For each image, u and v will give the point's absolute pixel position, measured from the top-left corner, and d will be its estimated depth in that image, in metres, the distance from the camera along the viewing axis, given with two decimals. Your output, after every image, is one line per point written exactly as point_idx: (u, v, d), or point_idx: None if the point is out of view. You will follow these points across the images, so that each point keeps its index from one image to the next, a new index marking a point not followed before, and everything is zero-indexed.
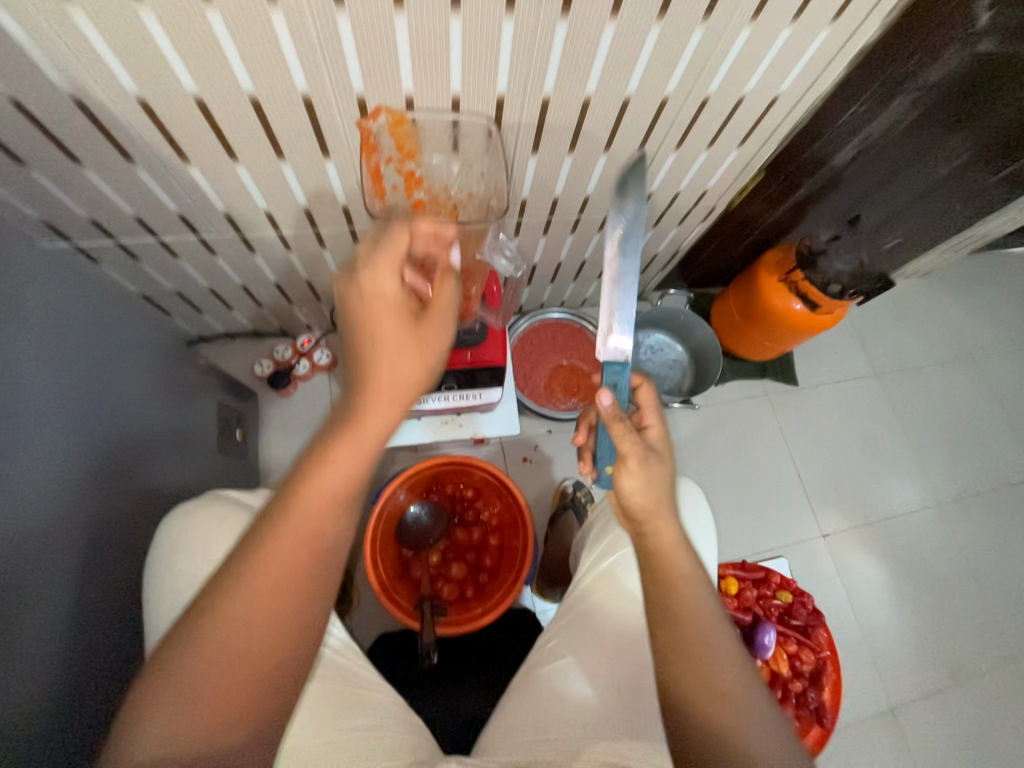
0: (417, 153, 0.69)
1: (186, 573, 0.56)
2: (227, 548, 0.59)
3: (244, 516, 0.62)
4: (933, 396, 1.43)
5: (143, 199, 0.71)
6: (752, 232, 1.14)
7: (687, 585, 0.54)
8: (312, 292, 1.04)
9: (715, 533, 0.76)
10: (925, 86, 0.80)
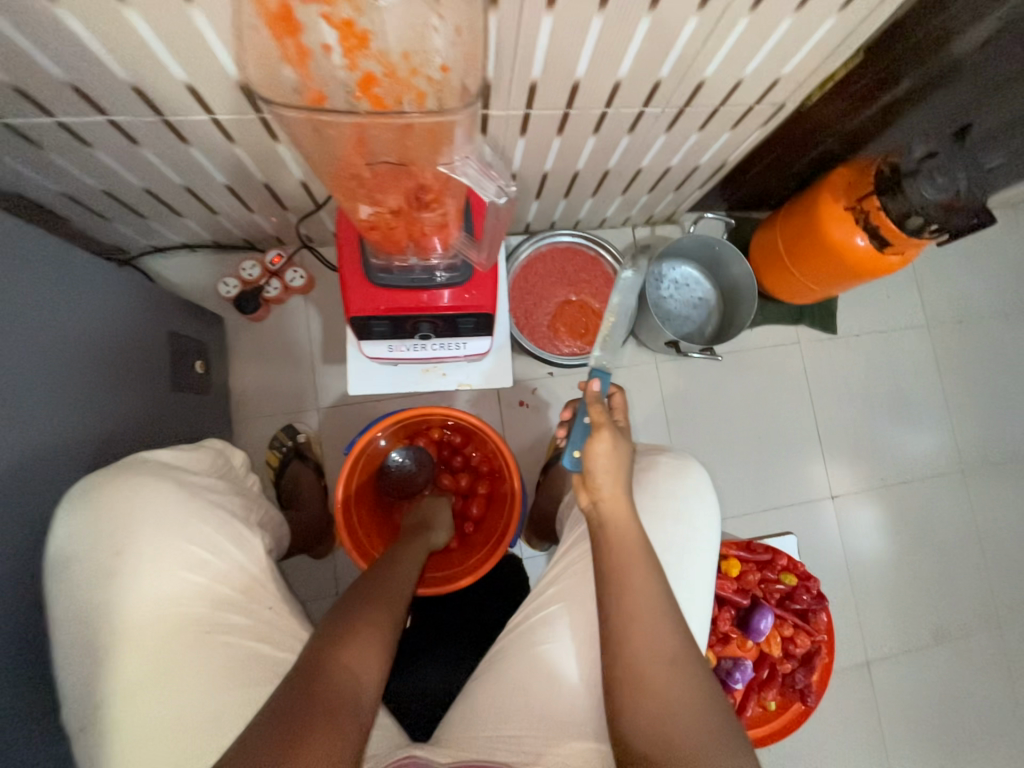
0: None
1: (105, 566, 0.49)
2: (147, 537, 0.51)
3: (164, 490, 0.53)
4: (988, 352, 1.27)
5: (14, 58, 0.53)
6: (823, 142, 0.90)
7: (636, 567, 0.52)
8: (275, 198, 0.86)
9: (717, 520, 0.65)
10: None
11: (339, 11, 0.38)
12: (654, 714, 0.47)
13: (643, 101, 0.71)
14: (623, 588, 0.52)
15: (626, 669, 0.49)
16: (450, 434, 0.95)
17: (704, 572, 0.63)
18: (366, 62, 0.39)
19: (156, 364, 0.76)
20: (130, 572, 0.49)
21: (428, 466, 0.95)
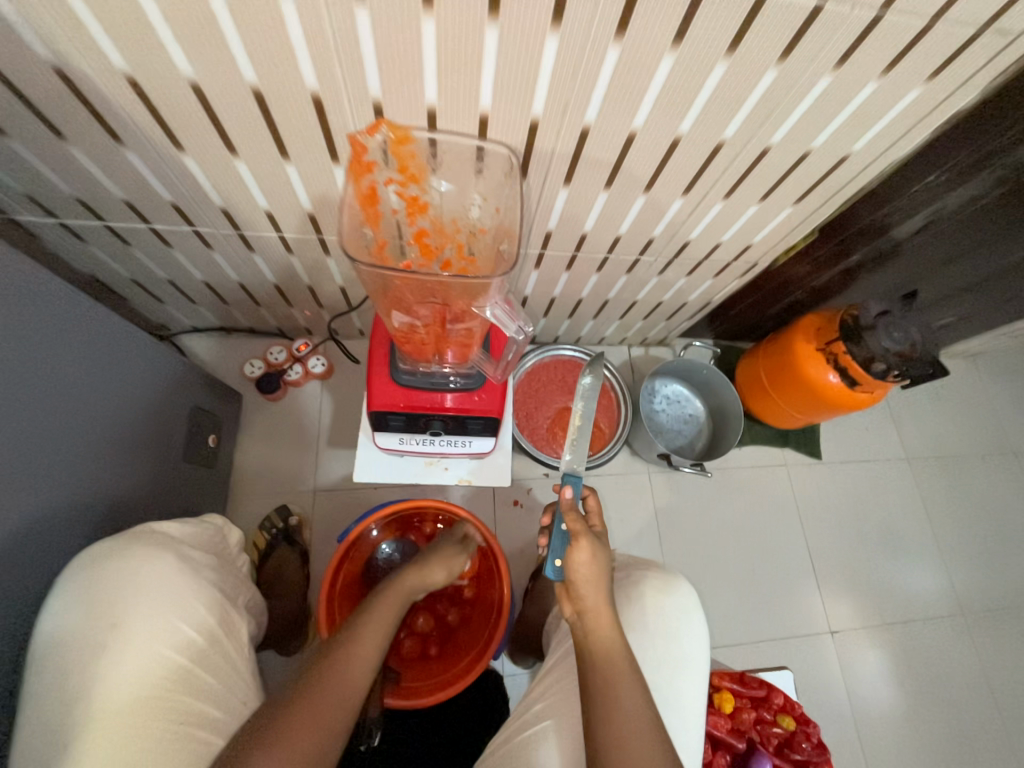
0: (424, 176, 0.57)
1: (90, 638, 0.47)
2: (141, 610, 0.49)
3: (166, 563, 0.53)
4: (968, 490, 1.31)
5: (132, 183, 0.64)
6: (792, 294, 1.05)
7: (621, 688, 0.52)
8: (314, 298, 0.97)
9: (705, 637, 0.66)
10: (1015, 164, 0.69)
11: (409, 190, 0.57)
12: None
13: (638, 251, 0.84)
14: (610, 714, 0.51)
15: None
16: (440, 526, 0.91)
17: (691, 694, 0.63)
18: (427, 225, 0.59)
19: (172, 438, 0.80)
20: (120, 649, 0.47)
21: None
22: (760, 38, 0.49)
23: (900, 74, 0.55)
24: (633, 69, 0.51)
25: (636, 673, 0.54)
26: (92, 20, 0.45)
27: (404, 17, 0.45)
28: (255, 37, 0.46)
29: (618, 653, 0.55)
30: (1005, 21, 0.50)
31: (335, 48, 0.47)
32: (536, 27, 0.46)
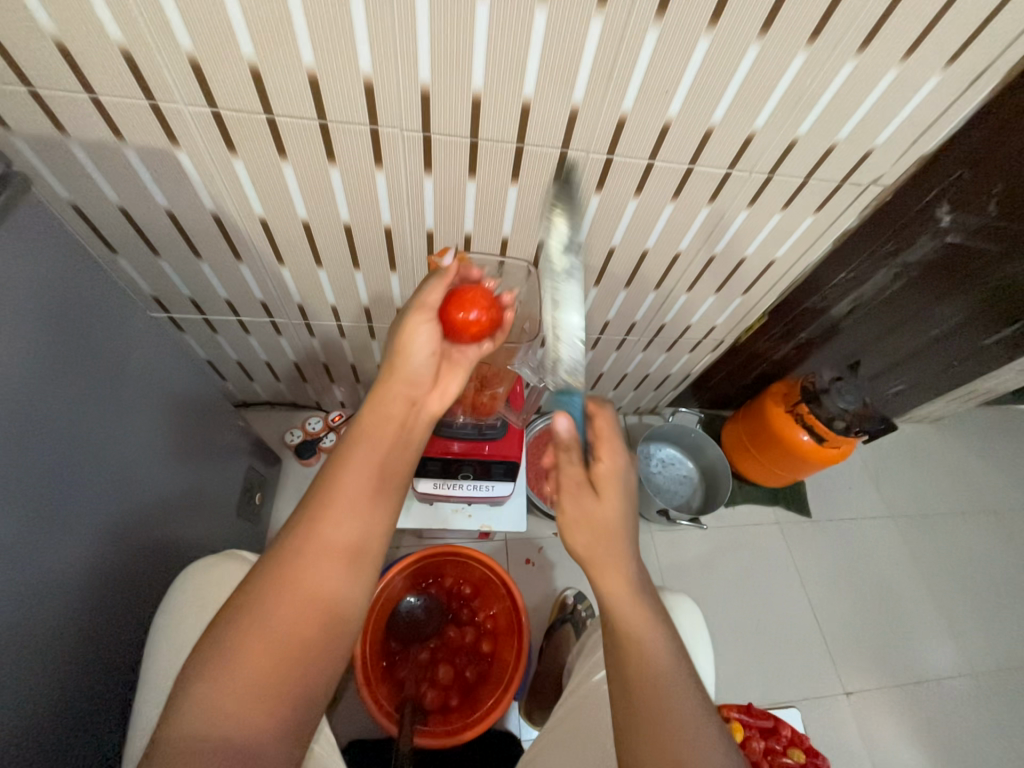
0: None
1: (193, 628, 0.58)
2: None
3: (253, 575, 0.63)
4: (956, 546, 1.38)
5: (236, 286, 0.84)
6: (759, 366, 1.22)
7: (637, 627, 0.53)
8: (353, 374, 1.14)
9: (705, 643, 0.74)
10: (906, 264, 0.90)
11: None
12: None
13: (625, 332, 1.04)
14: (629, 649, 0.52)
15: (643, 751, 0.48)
16: (461, 584, 0.99)
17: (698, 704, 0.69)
18: None
19: (229, 495, 0.91)
20: None
21: (437, 617, 0.97)
22: (693, 191, 0.71)
23: (795, 210, 0.77)
24: (610, 208, 0.73)
25: (653, 609, 0.54)
26: (248, 186, 0.67)
27: (455, 181, 0.67)
28: (353, 193, 0.68)
29: (630, 584, 0.54)
30: (859, 178, 0.72)
31: (406, 198, 0.69)
32: (542, 184, 0.68)
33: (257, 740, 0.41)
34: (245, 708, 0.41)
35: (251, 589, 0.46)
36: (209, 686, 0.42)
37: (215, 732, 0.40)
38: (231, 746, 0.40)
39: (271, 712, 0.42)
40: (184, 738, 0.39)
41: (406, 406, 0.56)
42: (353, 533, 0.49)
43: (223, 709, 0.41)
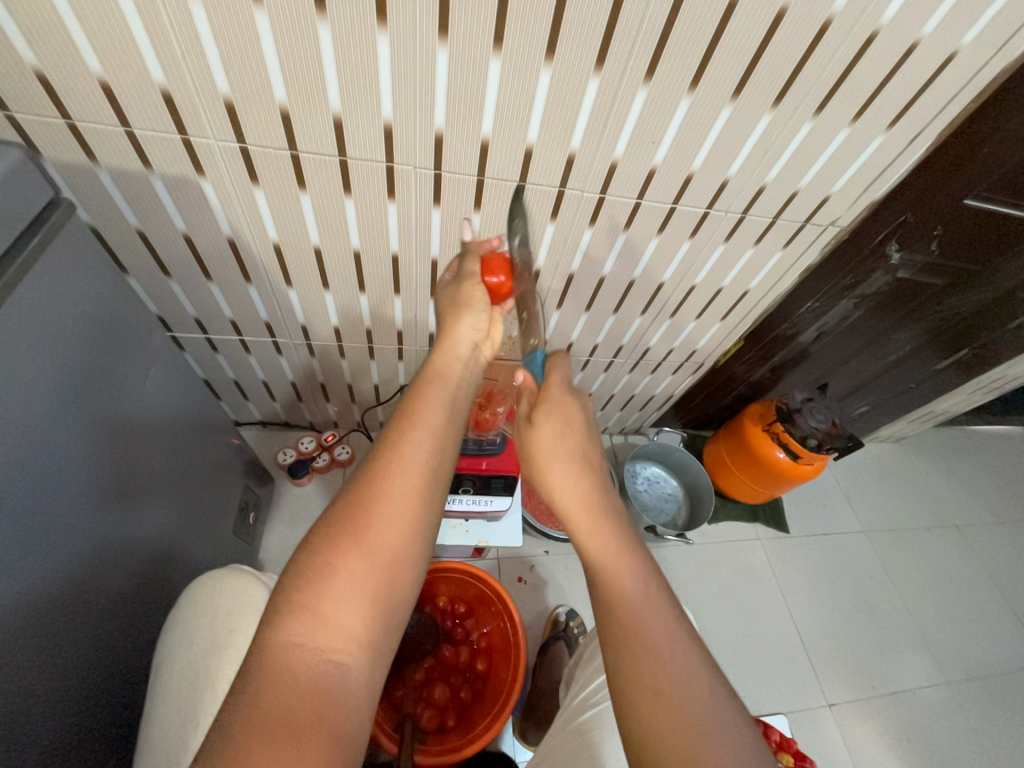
0: None
1: (206, 639, 0.58)
2: (248, 621, 0.61)
3: (260, 586, 0.65)
4: (924, 560, 1.46)
5: (243, 307, 0.87)
6: (736, 387, 1.29)
7: (616, 557, 0.53)
8: (349, 394, 1.16)
9: None
10: (864, 295, 1.00)
11: None
12: (659, 734, 0.45)
13: (613, 354, 1.10)
14: (609, 585, 0.52)
15: (631, 689, 0.47)
16: (455, 603, 1.01)
17: None
18: None
19: (224, 514, 0.91)
20: (236, 648, 0.58)
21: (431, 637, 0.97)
22: (675, 227, 0.79)
23: (766, 245, 0.85)
24: (601, 241, 0.79)
25: (625, 535, 0.55)
26: (265, 214, 0.71)
27: (461, 213, 0.73)
28: (365, 223, 0.73)
29: (597, 515, 0.55)
30: (819, 219, 0.82)
31: (414, 228, 0.74)
32: (540, 218, 0.75)
33: (337, 674, 0.39)
34: (322, 640, 0.39)
35: (319, 524, 0.45)
36: (282, 616, 0.40)
37: (290, 664, 0.38)
38: (309, 678, 0.38)
39: (350, 645, 0.40)
40: (266, 668, 0.37)
41: (458, 367, 0.60)
42: (424, 467, 0.50)
43: (301, 640, 0.39)
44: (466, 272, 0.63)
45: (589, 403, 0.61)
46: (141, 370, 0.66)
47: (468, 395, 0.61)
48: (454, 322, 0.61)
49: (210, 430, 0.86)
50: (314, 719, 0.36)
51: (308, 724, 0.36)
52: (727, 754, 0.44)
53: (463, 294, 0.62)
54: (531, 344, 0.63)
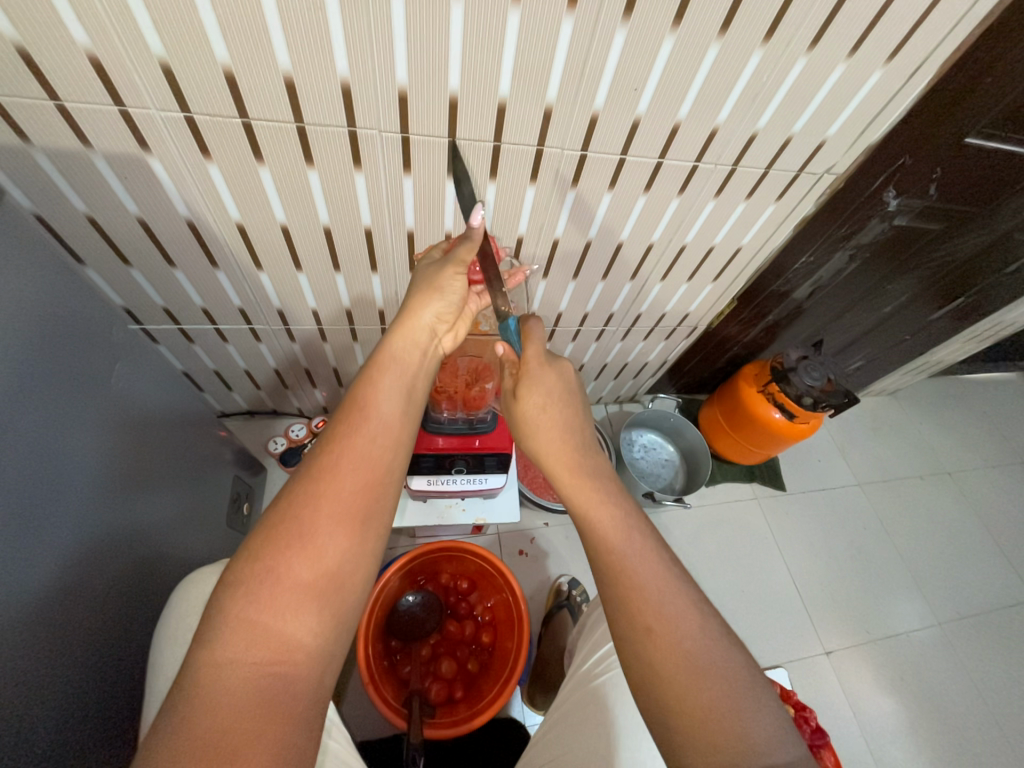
0: None
1: None
2: None
3: None
4: (917, 508, 1.49)
5: (214, 294, 0.83)
6: (730, 349, 1.27)
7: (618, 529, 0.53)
8: (335, 379, 1.13)
9: None
10: (860, 245, 0.96)
11: None
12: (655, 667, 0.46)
13: (603, 322, 1.07)
14: (589, 521, 0.55)
15: (628, 617, 0.49)
16: (458, 579, 1.01)
17: None
18: None
19: (217, 508, 0.90)
20: None
21: (435, 614, 0.98)
22: (664, 183, 0.74)
23: (758, 199, 0.81)
24: (585, 203, 0.75)
25: (627, 508, 0.56)
26: (224, 191, 0.66)
27: (435, 180, 0.68)
28: (332, 196, 0.68)
29: (579, 466, 0.58)
30: (813, 167, 0.77)
31: (386, 200, 0.70)
32: (519, 181, 0.70)
33: (281, 687, 0.38)
34: (267, 652, 0.38)
35: (260, 526, 0.43)
36: (222, 631, 0.38)
37: (226, 682, 0.36)
38: (249, 695, 0.36)
39: (295, 654, 0.39)
40: (201, 689, 0.36)
41: (417, 354, 0.59)
42: (376, 461, 0.49)
43: (238, 655, 0.38)
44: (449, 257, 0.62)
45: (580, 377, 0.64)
46: (108, 361, 0.63)
47: (427, 385, 0.60)
48: (418, 305, 0.60)
49: (192, 421, 0.83)
50: (252, 738, 0.35)
51: (244, 746, 0.34)
52: (712, 693, 0.44)
53: (435, 276, 0.60)
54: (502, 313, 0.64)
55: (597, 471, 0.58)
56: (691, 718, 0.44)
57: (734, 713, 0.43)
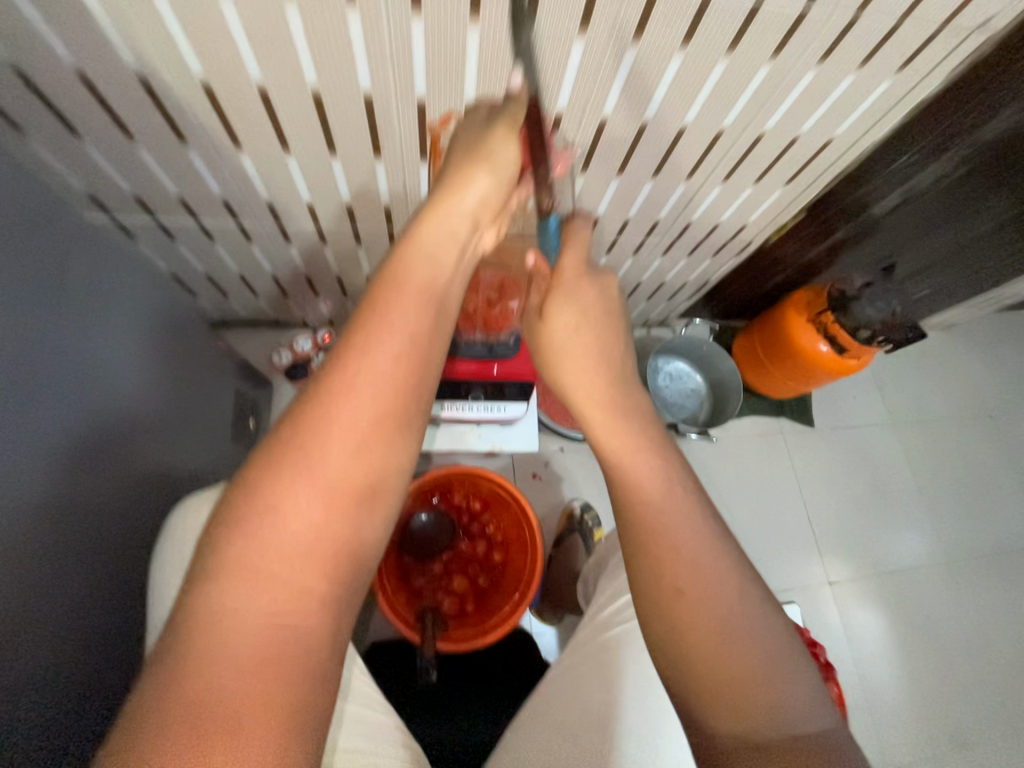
0: None
1: None
2: None
3: None
4: (949, 450, 1.42)
5: (190, 181, 0.70)
6: (782, 271, 1.12)
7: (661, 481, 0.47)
8: (339, 289, 1.02)
9: None
10: (978, 143, 0.77)
11: None
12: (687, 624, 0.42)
13: (645, 232, 0.92)
14: (624, 468, 0.48)
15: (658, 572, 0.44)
16: (471, 500, 0.99)
17: None
18: None
19: (220, 424, 0.86)
20: None
21: (448, 533, 0.98)
22: (755, 39, 0.56)
23: (873, 69, 0.62)
24: (647, 68, 0.58)
25: (671, 455, 0.49)
26: (177, 33, 0.51)
27: (452, 25, 0.51)
28: (319, 44, 0.52)
29: (620, 405, 0.51)
30: (961, 21, 0.57)
31: (390, 54, 0.54)
32: (564, 32, 0.53)
33: (292, 637, 0.35)
34: (274, 600, 0.35)
35: (263, 454, 0.38)
36: (220, 575, 0.34)
37: (231, 634, 0.33)
38: (257, 648, 0.34)
39: (306, 602, 0.36)
40: (202, 640, 0.33)
41: (455, 245, 0.46)
42: (397, 381, 0.40)
43: (244, 603, 0.34)
44: (506, 115, 0.49)
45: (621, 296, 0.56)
46: (66, 257, 0.53)
47: (463, 287, 0.48)
48: (464, 177, 0.46)
49: (181, 331, 0.75)
50: (261, 696, 0.33)
51: (255, 701, 0.32)
52: (757, 659, 0.40)
53: (486, 143, 0.47)
54: (543, 208, 0.58)
55: (639, 411, 0.51)
56: (727, 685, 0.40)
57: (769, 679, 0.40)
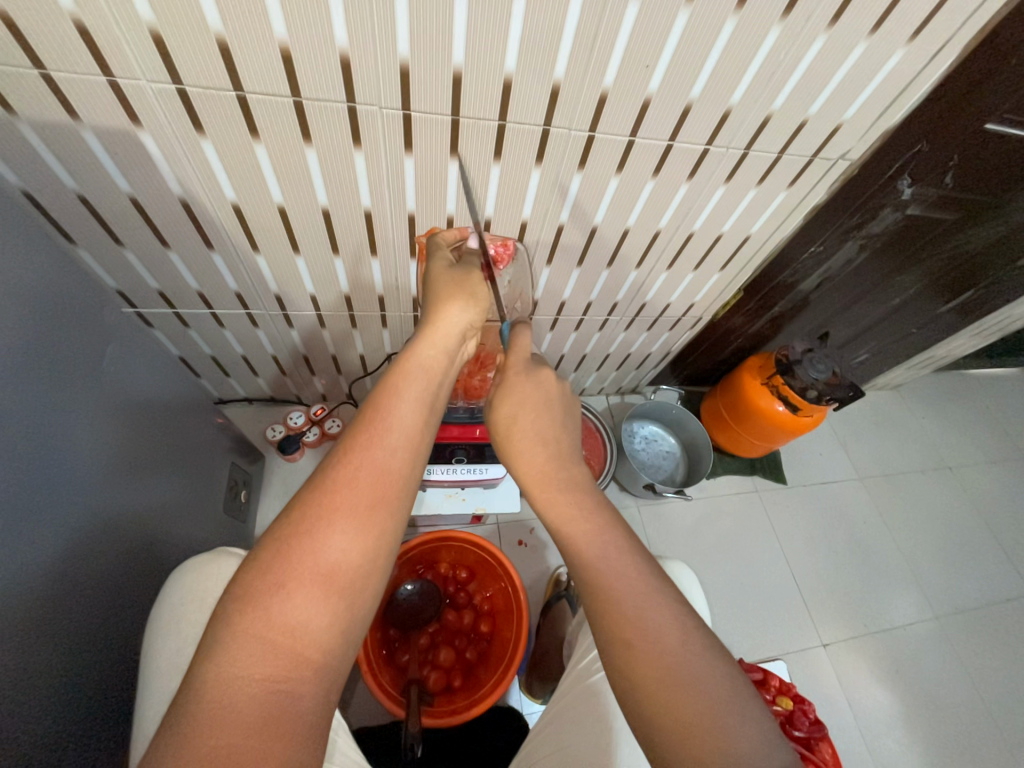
0: None
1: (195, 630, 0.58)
2: None
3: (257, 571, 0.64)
4: (917, 502, 1.48)
5: (210, 278, 0.81)
6: (734, 341, 1.26)
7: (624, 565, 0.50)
8: (334, 366, 1.11)
9: (704, 598, 0.82)
10: (870, 235, 0.94)
11: None
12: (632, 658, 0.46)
13: (607, 311, 1.05)
14: (567, 537, 0.53)
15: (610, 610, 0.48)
16: (457, 569, 1.01)
17: None
18: None
19: (214, 497, 0.89)
20: None
21: (433, 604, 0.98)
22: (672, 167, 0.72)
23: (770, 184, 0.79)
24: (591, 186, 0.73)
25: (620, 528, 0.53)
26: (218, 170, 0.64)
27: (436, 162, 0.66)
28: (331, 174, 0.66)
29: (556, 481, 0.57)
30: (827, 152, 0.75)
31: (387, 181, 0.68)
32: (523, 163, 0.68)
33: (288, 704, 0.36)
34: (275, 668, 0.37)
35: (270, 540, 0.42)
36: (227, 646, 0.37)
37: (234, 699, 0.35)
38: (254, 712, 0.35)
39: (303, 671, 0.38)
40: (205, 709, 0.35)
41: (444, 357, 0.55)
42: (394, 474, 0.46)
43: (246, 670, 0.36)
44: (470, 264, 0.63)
45: (566, 384, 0.63)
46: (99, 342, 0.62)
47: (451, 390, 0.57)
48: (446, 306, 0.57)
49: (186, 408, 0.82)
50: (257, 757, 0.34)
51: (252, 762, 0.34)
52: (697, 691, 0.44)
53: (464, 281, 0.60)
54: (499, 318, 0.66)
55: (582, 486, 0.57)
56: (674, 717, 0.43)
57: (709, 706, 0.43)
